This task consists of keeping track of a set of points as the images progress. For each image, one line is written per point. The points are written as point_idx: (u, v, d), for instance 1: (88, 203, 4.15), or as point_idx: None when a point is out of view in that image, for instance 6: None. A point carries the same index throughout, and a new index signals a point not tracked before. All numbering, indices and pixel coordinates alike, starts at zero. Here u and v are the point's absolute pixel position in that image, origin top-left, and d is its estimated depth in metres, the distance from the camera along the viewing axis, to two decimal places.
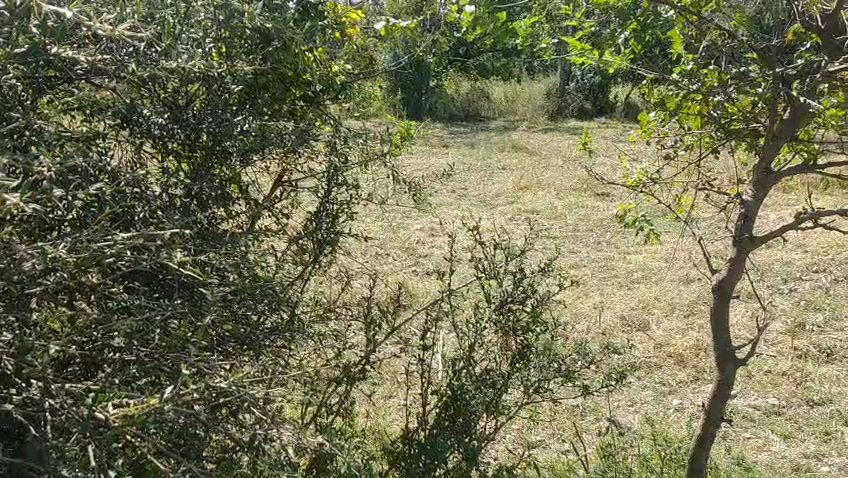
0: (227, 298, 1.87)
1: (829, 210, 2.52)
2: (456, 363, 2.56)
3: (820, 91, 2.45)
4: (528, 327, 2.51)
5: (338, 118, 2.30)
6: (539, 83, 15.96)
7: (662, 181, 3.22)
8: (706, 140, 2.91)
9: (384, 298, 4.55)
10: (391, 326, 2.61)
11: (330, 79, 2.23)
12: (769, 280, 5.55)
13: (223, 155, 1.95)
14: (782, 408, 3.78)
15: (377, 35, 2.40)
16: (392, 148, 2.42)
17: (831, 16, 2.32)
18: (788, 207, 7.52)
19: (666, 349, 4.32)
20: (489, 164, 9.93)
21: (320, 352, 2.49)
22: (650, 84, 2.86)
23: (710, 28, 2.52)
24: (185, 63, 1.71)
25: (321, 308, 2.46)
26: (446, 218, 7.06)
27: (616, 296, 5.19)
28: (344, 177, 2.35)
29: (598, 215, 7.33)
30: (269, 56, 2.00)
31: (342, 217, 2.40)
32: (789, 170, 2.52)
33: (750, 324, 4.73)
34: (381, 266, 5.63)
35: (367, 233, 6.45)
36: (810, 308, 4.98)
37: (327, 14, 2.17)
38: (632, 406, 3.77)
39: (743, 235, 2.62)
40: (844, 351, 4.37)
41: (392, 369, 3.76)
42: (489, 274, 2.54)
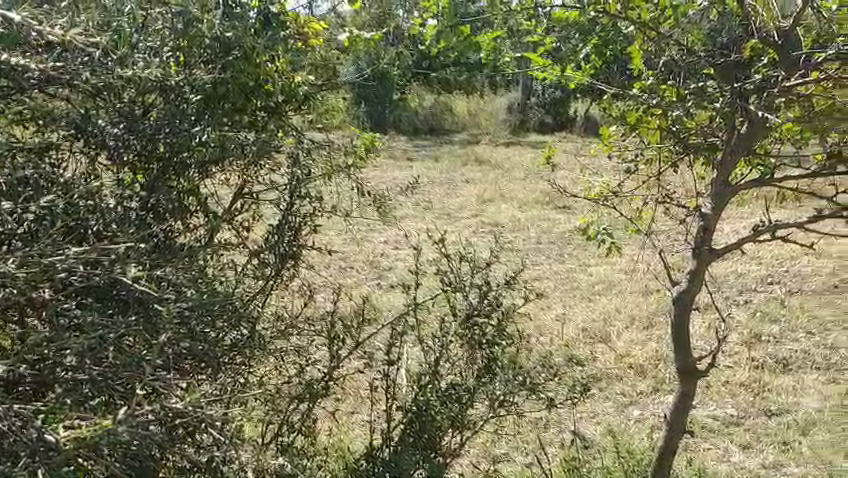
0: (183, 314, 1.79)
1: (786, 223, 2.55)
2: (421, 378, 2.54)
3: (776, 106, 2.49)
4: (493, 341, 2.49)
5: (300, 130, 2.25)
6: (502, 97, 16.13)
7: (623, 194, 3.26)
8: (666, 154, 2.94)
9: (347, 312, 4.51)
10: (354, 340, 2.58)
11: (292, 90, 2.16)
12: (726, 292, 5.65)
13: (181, 168, 1.90)
14: (739, 418, 3.84)
15: (341, 48, 2.38)
16: (356, 160, 2.39)
17: (787, 32, 2.39)
18: (744, 220, 7.69)
19: (627, 360, 4.35)
20: (452, 177, 9.97)
21: (281, 367, 2.44)
22: (611, 99, 2.91)
23: (670, 44, 2.56)
24: (142, 71, 1.74)
25: (283, 322, 2.41)
26: (410, 231, 7.06)
27: (578, 308, 5.23)
28: (307, 190, 2.31)
29: (560, 227, 7.39)
30: (228, 65, 1.95)
31: (305, 230, 2.36)
32: (745, 184, 2.57)
33: (708, 335, 4.81)
34: (344, 279, 5.59)
35: (331, 246, 6.41)
36: (766, 319, 5.08)
37: (289, 25, 2.15)
38: (593, 418, 3.79)
39: (702, 249, 2.67)
40: (800, 361, 4.45)
41: (355, 384, 3.72)
42: (455, 288, 2.52)
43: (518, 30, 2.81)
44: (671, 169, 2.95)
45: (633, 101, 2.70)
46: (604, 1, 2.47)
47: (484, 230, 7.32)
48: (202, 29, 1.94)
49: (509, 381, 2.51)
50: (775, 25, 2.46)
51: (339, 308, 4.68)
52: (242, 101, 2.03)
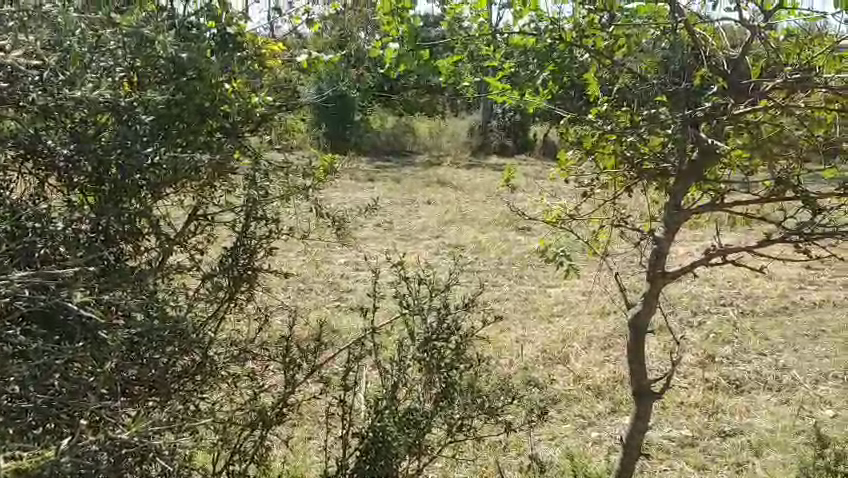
0: (132, 341, 1.76)
1: (737, 247, 2.60)
2: (379, 403, 2.50)
3: (726, 132, 2.55)
4: (451, 365, 2.48)
5: (258, 151, 2.24)
6: (462, 120, 16.32)
7: (579, 217, 3.30)
8: (621, 178, 2.99)
9: (305, 336, 4.46)
10: (311, 364, 2.54)
11: (249, 111, 2.14)
12: (681, 313, 5.75)
13: (135, 190, 1.86)
14: (694, 439, 3.89)
15: (301, 69, 2.39)
16: (315, 182, 2.38)
17: (735, 61, 2.47)
18: (697, 242, 7.88)
19: (584, 382, 4.39)
20: (413, 199, 10.01)
21: (235, 393, 2.39)
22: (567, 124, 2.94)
23: (624, 72, 2.61)
24: (92, 93, 1.66)
25: (237, 347, 2.37)
26: (370, 253, 7.05)
27: (537, 330, 5.26)
28: (263, 212, 2.30)
29: (519, 249, 7.46)
30: (182, 87, 1.93)
31: (260, 252, 2.35)
32: (696, 209, 2.63)
33: (663, 356, 4.88)
34: (303, 302, 5.55)
35: (291, 268, 6.36)
36: (719, 340, 5.19)
37: (246, 47, 2.14)
38: (552, 440, 3.80)
39: (656, 272, 2.72)
40: (753, 382, 4.55)
41: (312, 409, 3.68)
42: (413, 311, 2.50)
43: (477, 55, 2.83)
44: (627, 194, 2.99)
45: (589, 126, 2.74)
46: (562, 29, 2.50)
47: (445, 251, 7.35)
48: (155, 49, 1.89)
49: (467, 405, 2.48)
50: (724, 55, 2.54)
51: (297, 332, 4.63)
52: (198, 122, 1.99)
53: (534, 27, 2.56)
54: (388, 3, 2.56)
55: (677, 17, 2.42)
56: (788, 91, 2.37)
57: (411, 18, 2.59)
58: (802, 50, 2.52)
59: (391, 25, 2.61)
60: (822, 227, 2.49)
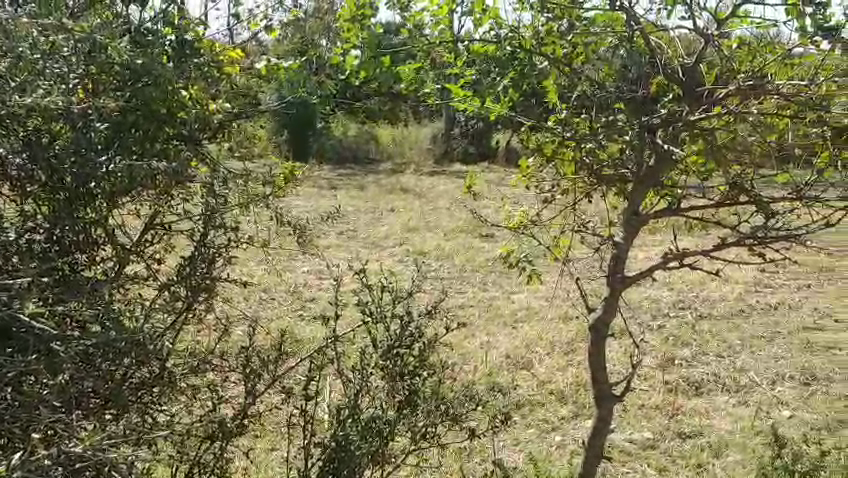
0: (87, 352, 1.73)
1: (693, 250, 2.64)
2: (341, 411, 2.48)
3: (682, 139, 2.59)
4: (414, 372, 2.47)
5: (216, 159, 2.21)
6: (426, 128, 16.40)
7: (540, 223, 3.33)
8: (580, 184, 3.03)
9: (267, 346, 4.42)
10: (272, 373, 2.51)
11: (207, 118, 2.11)
12: (641, 317, 5.83)
13: (90, 198, 1.83)
14: (656, 441, 3.94)
15: (260, 76, 2.38)
16: (275, 190, 2.35)
17: (690, 69, 2.52)
18: (656, 247, 8.02)
19: (548, 387, 4.42)
20: (376, 206, 10.00)
21: (194, 405, 2.35)
22: (528, 131, 2.95)
23: (583, 79, 2.63)
24: (43, 99, 1.60)
25: (196, 358, 2.33)
26: (333, 261, 7.02)
27: (501, 336, 5.29)
28: (222, 220, 2.26)
29: (483, 255, 7.50)
30: (137, 93, 1.87)
31: (219, 261, 2.31)
32: (653, 213, 2.68)
33: (624, 360, 4.94)
34: (266, 311, 5.50)
35: (253, 277, 6.29)
36: (678, 343, 5.28)
37: (203, 53, 2.09)
38: (516, 445, 3.81)
39: (615, 276, 2.77)
40: (711, 384, 4.63)
41: (275, 420, 3.64)
42: (376, 318, 2.49)
43: (439, 62, 2.82)
44: (586, 199, 3.03)
45: (550, 133, 2.75)
46: (521, 36, 2.55)
47: (408, 258, 7.35)
48: (109, 57, 1.82)
49: (431, 412, 2.48)
50: (680, 63, 2.59)
51: (260, 342, 4.58)
52: (154, 129, 1.93)
53: (493, 35, 2.61)
54: (347, 10, 2.58)
55: (635, 25, 2.45)
56: (741, 98, 2.42)
57: (372, 26, 2.59)
58: (754, 57, 2.58)
59: (351, 32, 2.59)
60: (775, 230, 2.55)
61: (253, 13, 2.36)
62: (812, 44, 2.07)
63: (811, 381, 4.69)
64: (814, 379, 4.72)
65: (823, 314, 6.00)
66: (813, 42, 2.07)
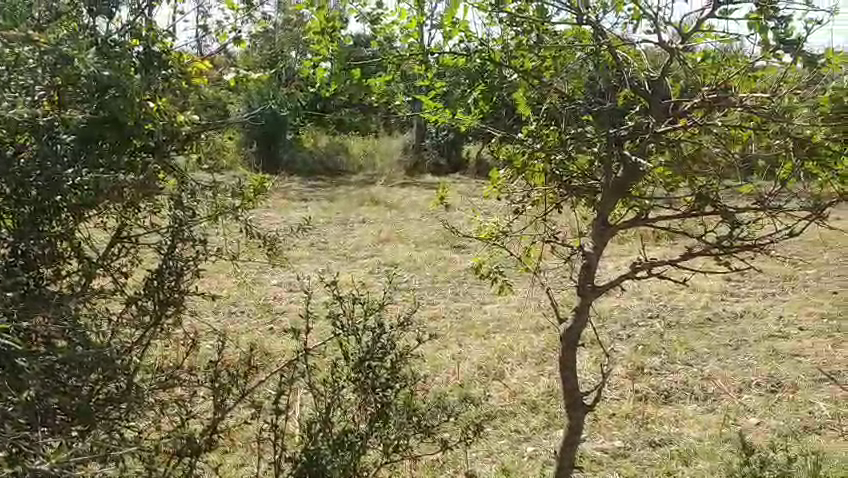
0: (54, 368, 1.71)
1: (661, 261, 2.67)
2: (312, 425, 2.45)
3: (649, 151, 2.62)
4: (387, 384, 2.44)
5: (183, 171, 2.20)
6: (397, 140, 16.44)
7: (511, 234, 3.34)
8: (550, 195, 3.05)
9: (236, 360, 4.38)
10: (241, 388, 2.47)
11: (174, 130, 2.09)
12: (611, 327, 5.89)
13: (55, 212, 1.83)
14: (626, 450, 3.97)
15: (229, 88, 2.37)
16: (244, 202, 2.32)
17: (655, 82, 2.56)
18: (625, 257, 8.12)
19: (519, 397, 4.44)
20: (347, 218, 9.98)
21: (160, 421, 2.31)
22: (499, 143, 2.96)
23: (552, 91, 2.65)
24: (7, 112, 1.57)
25: (164, 373, 2.29)
26: (304, 273, 6.98)
27: (473, 347, 5.30)
28: (190, 232, 2.23)
29: (455, 266, 7.52)
30: (105, 104, 1.80)
31: (187, 274, 2.28)
32: (620, 224, 2.72)
33: (594, 369, 4.98)
34: (235, 325, 5.44)
35: (222, 290, 6.22)
36: (647, 352, 5.34)
37: (172, 65, 2.07)
38: (488, 457, 3.81)
39: (586, 286, 2.81)
40: (680, 392, 4.69)
41: (245, 435, 3.61)
42: (348, 332, 2.45)
43: (410, 74, 2.81)
44: (556, 210, 3.05)
45: (520, 145, 2.76)
46: (491, 49, 2.56)
47: (380, 269, 7.34)
48: (75, 67, 1.72)
49: (403, 424, 2.47)
50: (646, 76, 2.63)
51: (229, 356, 4.53)
52: (121, 142, 1.90)
53: (463, 47, 2.61)
54: (318, 22, 2.56)
55: (602, 39, 2.47)
56: (706, 111, 2.46)
57: (342, 38, 2.58)
58: (718, 70, 2.62)
59: (321, 44, 2.58)
60: (741, 240, 2.58)
61: (222, 25, 2.35)
62: (774, 57, 2.11)
63: (777, 389, 4.77)
64: (780, 386, 4.80)
65: (788, 322, 6.12)
66: (775, 56, 2.11)
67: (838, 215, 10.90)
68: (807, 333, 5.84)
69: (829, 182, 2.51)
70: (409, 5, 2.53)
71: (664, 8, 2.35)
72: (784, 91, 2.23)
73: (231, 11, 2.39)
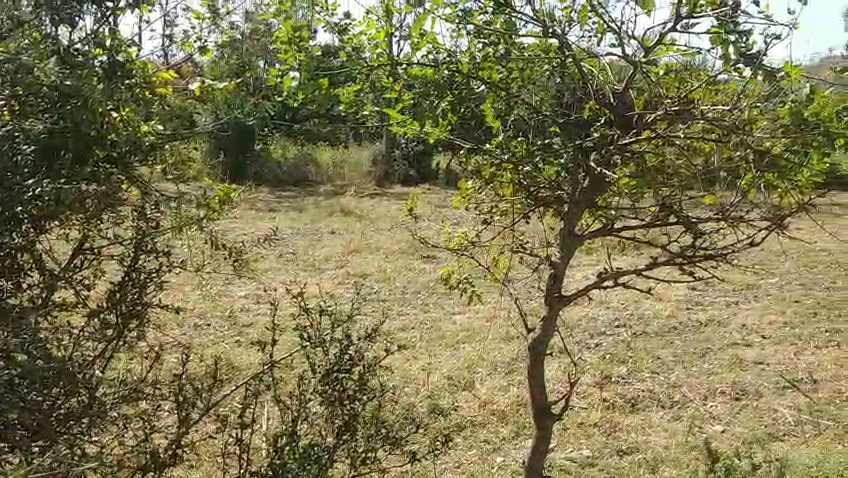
0: (13, 384, 1.66)
1: (627, 270, 2.70)
2: (278, 439, 2.39)
3: (614, 163, 2.65)
4: (354, 397, 2.42)
5: (147, 181, 2.17)
6: (366, 150, 16.45)
7: (479, 245, 3.35)
8: (518, 206, 3.07)
9: (201, 373, 4.32)
10: (206, 402, 2.43)
11: (138, 140, 2.05)
12: (579, 337, 5.93)
13: (15, 225, 1.79)
14: (594, 458, 4.00)
15: (194, 97, 2.34)
16: (209, 212, 2.29)
17: (620, 95, 2.60)
18: (592, 267, 8.20)
19: (490, 407, 4.45)
20: (316, 228, 9.93)
21: (124, 436, 2.27)
22: (467, 153, 2.97)
23: (519, 103, 2.66)
24: None
25: (127, 387, 2.26)
26: (271, 285, 6.92)
27: (443, 357, 5.30)
28: (154, 244, 2.20)
29: (424, 277, 7.52)
30: (67, 115, 1.76)
31: (150, 287, 2.25)
32: (587, 234, 2.75)
33: (563, 378, 5.01)
34: (201, 338, 5.36)
35: (188, 303, 6.13)
36: (615, 361, 5.39)
37: (137, 75, 2.03)
38: (458, 468, 3.79)
39: (553, 295, 2.84)
40: (647, 400, 4.74)
41: (210, 449, 3.55)
42: (315, 343, 2.42)
43: (379, 85, 2.80)
44: (524, 221, 3.07)
45: (488, 156, 2.77)
46: (458, 61, 2.59)
47: (349, 280, 7.31)
48: (38, 76, 1.73)
49: (371, 436, 2.45)
50: (610, 88, 2.66)
51: (195, 370, 4.45)
52: (84, 152, 1.84)
53: (431, 59, 2.63)
54: (285, 32, 2.54)
55: (566, 51, 2.51)
56: (669, 123, 2.50)
57: (309, 48, 2.58)
58: (681, 84, 2.67)
59: (288, 54, 2.56)
60: (704, 250, 2.62)
61: (187, 34, 2.33)
62: (734, 71, 2.15)
63: (741, 396, 4.84)
64: (743, 394, 4.87)
65: (750, 330, 6.22)
66: (736, 70, 2.15)
67: (798, 225, 11.15)
68: (769, 341, 5.94)
69: (788, 193, 2.55)
70: (377, 16, 2.53)
71: (627, 22, 2.39)
72: (743, 104, 2.28)
73: (197, 21, 2.38)
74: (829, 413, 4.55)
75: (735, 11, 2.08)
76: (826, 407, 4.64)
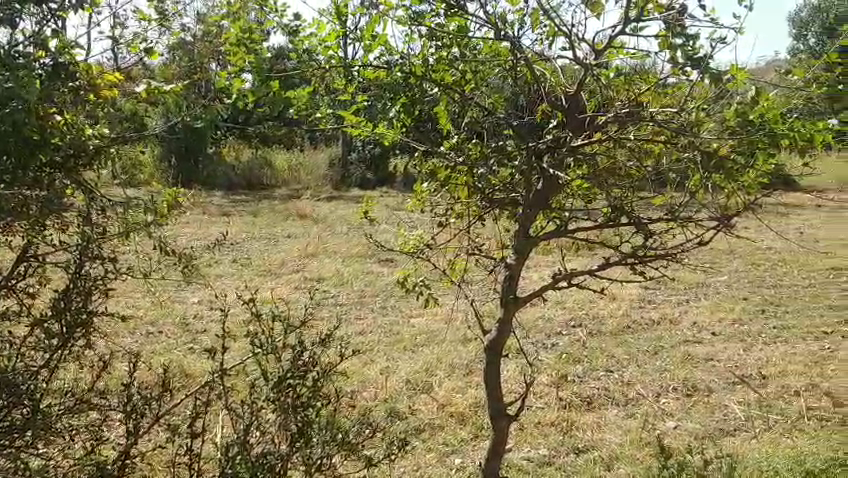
0: None
1: (580, 271, 2.72)
2: (230, 449, 2.33)
3: (566, 165, 2.68)
4: (308, 403, 2.39)
5: (93, 186, 2.10)
6: (322, 153, 16.37)
7: (435, 247, 3.35)
8: (473, 208, 3.07)
9: (152, 382, 4.23)
10: (156, 411, 2.36)
11: (83, 145, 1.96)
12: (535, 337, 5.99)
13: None
14: (551, 458, 4.03)
15: (142, 100, 2.27)
16: (157, 217, 2.23)
17: (572, 97, 2.62)
18: (547, 267, 8.30)
19: (448, 408, 4.45)
20: (272, 233, 9.83)
21: (70, 448, 2.20)
22: (422, 156, 2.96)
23: (473, 106, 2.67)
24: None
25: (74, 398, 2.18)
26: (225, 290, 6.82)
27: (400, 360, 5.29)
28: (99, 251, 2.14)
29: (381, 280, 7.50)
30: (7, 119, 1.66)
31: (97, 294, 2.18)
32: (542, 236, 2.76)
33: (519, 378, 5.05)
34: (153, 345, 5.25)
35: (138, 311, 6.00)
36: (571, 360, 5.45)
37: (80, 75, 1.96)
38: (416, 471, 3.79)
39: (508, 297, 2.86)
40: (602, 398, 4.82)
41: (163, 459, 3.48)
42: (267, 350, 2.38)
43: (332, 87, 2.77)
44: (479, 223, 3.07)
45: (442, 159, 2.77)
46: (411, 63, 2.55)
47: (305, 285, 7.25)
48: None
49: (326, 443, 2.41)
50: (562, 91, 2.69)
51: (146, 379, 4.35)
52: (26, 155, 1.81)
53: (384, 61, 2.60)
54: (234, 34, 2.49)
55: (519, 54, 2.52)
56: (620, 126, 2.53)
57: (260, 50, 2.52)
58: (630, 86, 2.71)
59: (238, 55, 2.50)
60: (655, 250, 2.65)
61: (133, 36, 2.28)
62: (682, 75, 2.19)
63: (693, 392, 4.95)
64: (695, 390, 4.98)
65: (701, 327, 6.37)
66: (684, 73, 2.18)
67: (744, 224, 11.47)
68: (719, 338, 6.09)
69: (735, 193, 2.61)
70: (328, 18, 2.50)
71: (578, 25, 2.41)
72: (690, 107, 2.33)
73: (144, 22, 2.33)
74: (778, 407, 4.67)
75: (682, 14, 2.11)
76: (774, 402, 4.76)
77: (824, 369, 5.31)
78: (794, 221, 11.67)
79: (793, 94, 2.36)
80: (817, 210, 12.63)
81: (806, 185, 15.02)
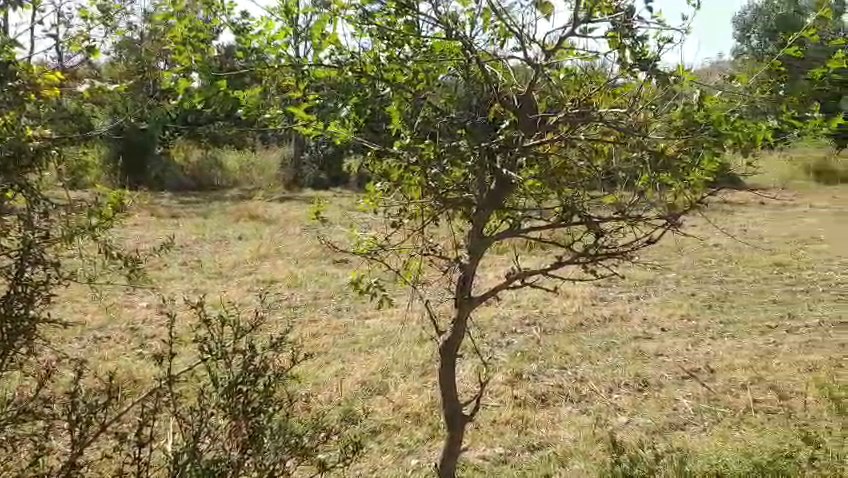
0: None
1: (533, 270, 2.75)
2: (179, 457, 2.27)
3: (518, 165, 2.71)
4: (260, 409, 2.35)
5: (36, 190, 2.02)
6: (275, 154, 16.19)
7: (389, 248, 3.34)
8: (426, 208, 3.07)
9: (99, 389, 4.11)
10: (102, 420, 2.29)
11: (24, 146, 1.85)
12: (490, 336, 6.03)
13: None
14: (506, 456, 4.06)
15: (86, 99, 2.20)
16: (102, 220, 2.16)
17: (523, 97, 2.65)
18: (501, 267, 8.36)
19: (404, 410, 4.45)
20: (223, 235, 9.68)
21: (11, 460, 2.11)
22: (375, 156, 2.94)
23: (426, 106, 2.66)
24: None
25: (15, 408, 2.10)
26: (175, 294, 6.69)
27: (355, 362, 5.27)
28: (41, 256, 2.06)
29: (336, 281, 7.45)
30: None
31: (38, 300, 2.10)
32: (495, 236, 2.78)
33: (475, 377, 5.08)
34: (100, 351, 5.12)
35: (84, 317, 5.83)
36: (526, 358, 5.51)
37: (19, 75, 1.89)
38: (372, 473, 3.77)
39: (463, 297, 2.87)
40: (556, 395, 4.88)
41: (111, 469, 3.38)
42: (217, 355, 2.33)
43: (283, 87, 2.73)
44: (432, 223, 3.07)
45: (395, 159, 2.77)
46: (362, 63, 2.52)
47: (258, 287, 7.16)
48: None
49: (279, 448, 2.37)
50: (514, 92, 2.72)
51: (92, 387, 4.24)
52: None
53: (334, 60, 2.57)
54: (180, 32, 2.43)
55: (470, 54, 2.52)
56: (571, 126, 2.57)
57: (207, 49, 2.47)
58: (580, 86, 2.74)
59: (183, 54, 2.45)
60: (605, 249, 2.70)
61: (74, 34, 2.20)
62: (630, 75, 2.22)
63: (644, 388, 5.05)
64: (646, 385, 5.07)
65: (651, 324, 6.50)
66: (632, 74, 2.21)
67: (692, 222, 11.75)
68: (669, 334, 6.22)
69: (681, 192, 2.66)
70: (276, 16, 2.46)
71: (528, 26, 2.43)
72: (639, 108, 2.37)
73: (87, 21, 2.26)
74: (725, 401, 4.79)
75: (630, 16, 2.14)
76: (722, 395, 4.88)
77: (768, 363, 5.46)
78: (740, 218, 12.01)
79: (736, 96, 2.42)
80: (761, 207, 13.01)
81: (752, 184, 15.47)
